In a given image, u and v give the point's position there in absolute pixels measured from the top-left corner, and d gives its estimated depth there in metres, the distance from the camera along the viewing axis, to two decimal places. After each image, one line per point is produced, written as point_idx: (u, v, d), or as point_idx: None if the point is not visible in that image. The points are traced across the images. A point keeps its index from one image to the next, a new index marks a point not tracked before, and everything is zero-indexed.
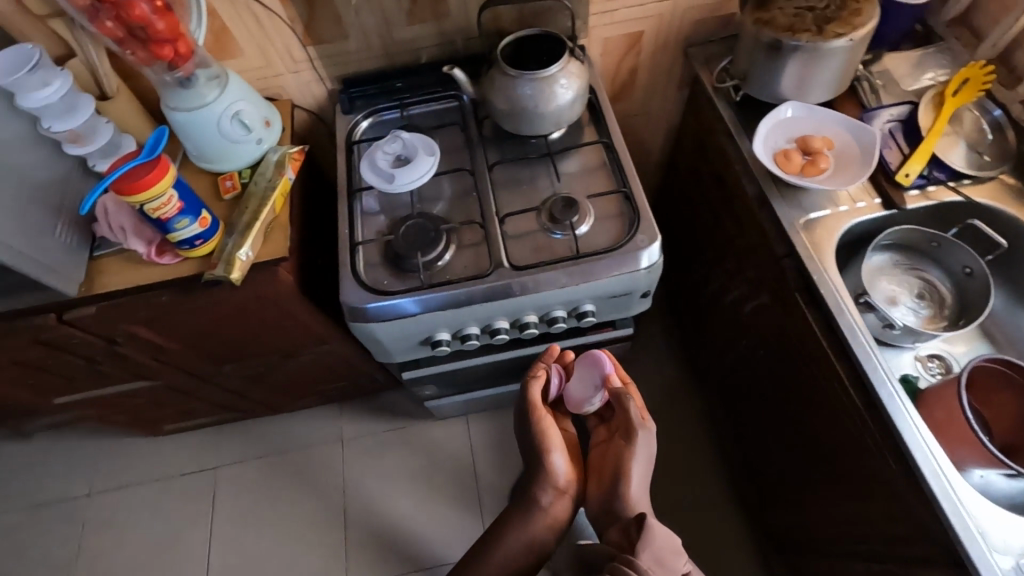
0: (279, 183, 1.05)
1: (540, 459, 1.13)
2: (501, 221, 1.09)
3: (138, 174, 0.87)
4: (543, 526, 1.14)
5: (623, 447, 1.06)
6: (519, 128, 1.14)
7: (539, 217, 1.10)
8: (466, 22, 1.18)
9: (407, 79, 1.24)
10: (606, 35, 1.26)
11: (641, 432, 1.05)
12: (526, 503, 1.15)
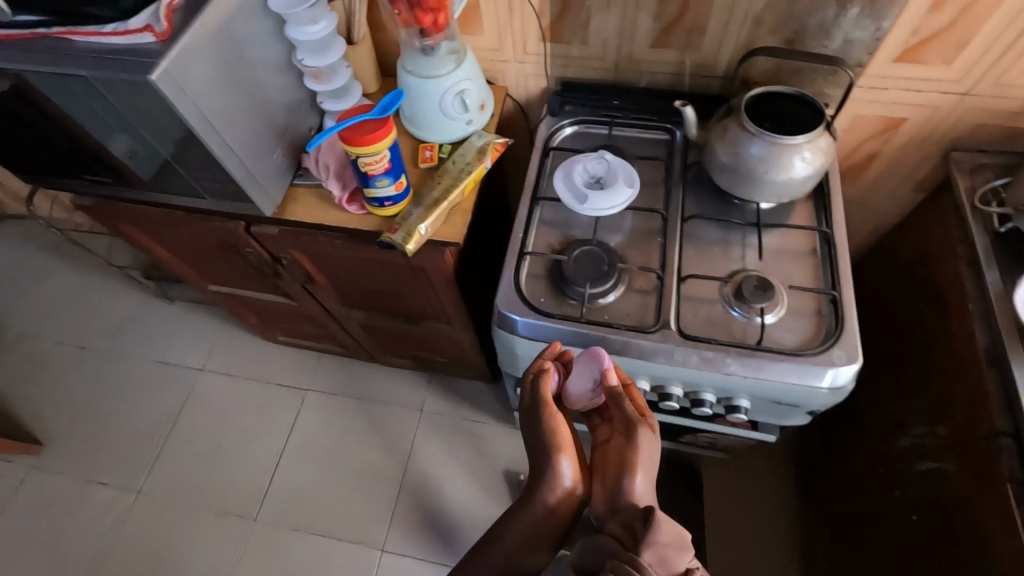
0: (475, 169, 1.04)
1: (538, 457, 0.86)
2: (681, 279, 1.00)
3: (364, 129, 0.89)
4: (541, 543, 0.84)
5: (625, 449, 0.81)
6: (732, 187, 1.03)
7: (724, 289, 0.99)
8: (713, 60, 1.08)
9: (626, 100, 1.18)
10: (862, 113, 1.11)
11: (645, 433, 0.81)
12: (524, 515, 0.84)
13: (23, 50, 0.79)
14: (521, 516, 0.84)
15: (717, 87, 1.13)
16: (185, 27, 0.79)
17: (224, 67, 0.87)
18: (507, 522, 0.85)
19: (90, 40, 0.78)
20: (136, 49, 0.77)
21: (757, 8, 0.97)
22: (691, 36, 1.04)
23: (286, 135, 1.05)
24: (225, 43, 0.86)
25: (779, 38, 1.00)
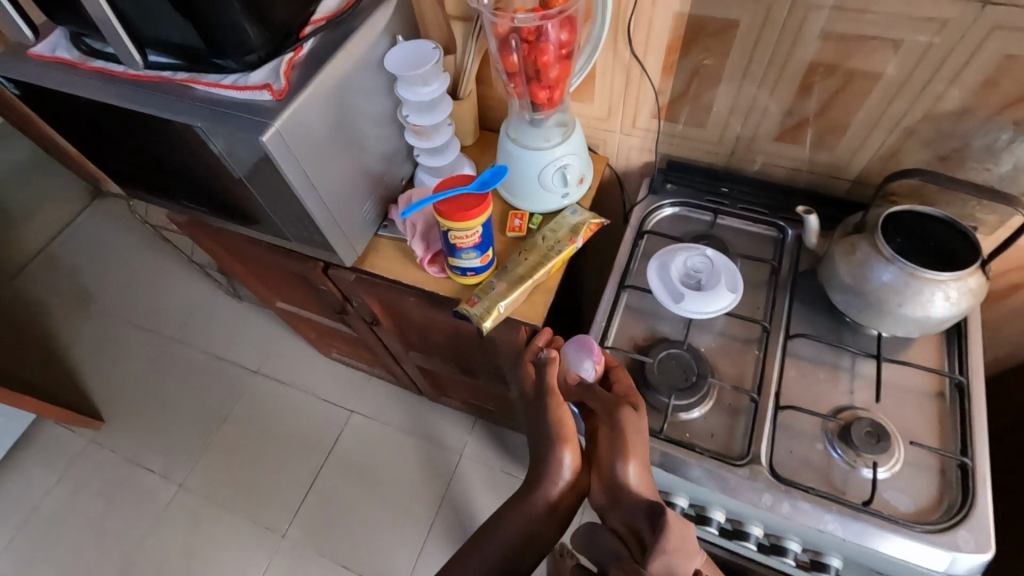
0: (566, 250, 0.98)
1: (536, 448, 0.78)
2: (778, 407, 0.89)
3: (462, 206, 0.84)
4: (537, 547, 0.75)
5: (615, 431, 0.74)
6: (851, 310, 0.92)
7: (827, 427, 0.88)
8: (846, 163, 0.97)
9: (737, 190, 1.09)
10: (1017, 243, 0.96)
11: (629, 411, 0.75)
12: (524, 513, 0.75)
13: (143, 91, 0.79)
14: (515, 515, 0.75)
15: (844, 189, 1.02)
16: (303, 87, 0.78)
17: (334, 124, 0.85)
18: (498, 525, 0.75)
19: (209, 91, 0.78)
20: (252, 106, 0.76)
21: (912, 119, 0.85)
22: (825, 135, 0.94)
23: (378, 187, 1.03)
24: (335, 101, 0.84)
25: (932, 154, 0.88)
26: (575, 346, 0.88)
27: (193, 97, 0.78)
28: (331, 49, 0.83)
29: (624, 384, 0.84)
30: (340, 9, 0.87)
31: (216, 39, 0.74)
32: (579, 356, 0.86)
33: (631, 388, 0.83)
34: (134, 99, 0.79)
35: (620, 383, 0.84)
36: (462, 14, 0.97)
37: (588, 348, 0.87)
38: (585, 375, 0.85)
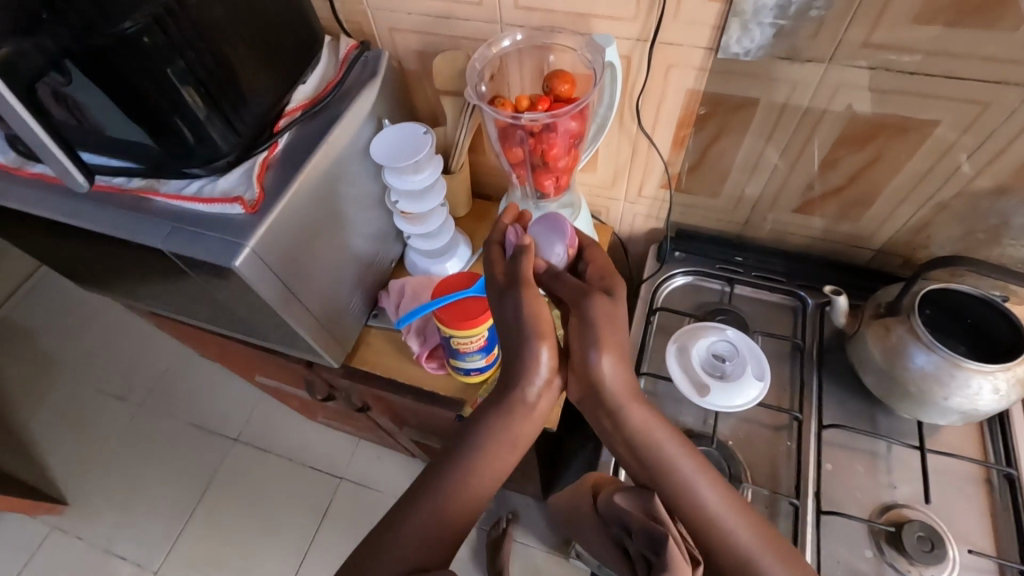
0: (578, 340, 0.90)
1: (505, 346, 0.65)
2: (820, 511, 0.81)
3: (464, 314, 0.75)
4: (510, 462, 0.67)
5: (591, 327, 0.63)
6: (888, 396, 0.84)
7: (873, 531, 0.80)
8: (870, 233, 0.91)
9: (751, 258, 1.03)
10: None
11: (604, 302, 0.63)
12: (499, 426, 0.65)
13: (91, 203, 0.69)
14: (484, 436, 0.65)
15: (866, 257, 0.96)
16: (280, 195, 0.68)
17: (317, 227, 0.75)
18: (463, 446, 0.66)
19: (169, 203, 0.68)
20: (221, 220, 0.66)
21: (945, 194, 0.80)
22: (849, 207, 0.88)
23: (367, 276, 0.93)
24: (319, 201, 0.74)
25: (963, 228, 0.82)
26: (544, 230, 0.70)
27: (150, 210, 0.67)
28: (310, 145, 0.73)
29: (598, 264, 0.69)
30: (318, 96, 0.78)
31: (174, 146, 0.66)
32: (551, 241, 0.69)
33: (606, 268, 0.69)
34: (81, 212, 0.68)
35: (593, 266, 0.69)
36: (453, 89, 0.87)
37: (559, 229, 0.70)
38: (557, 260, 0.69)
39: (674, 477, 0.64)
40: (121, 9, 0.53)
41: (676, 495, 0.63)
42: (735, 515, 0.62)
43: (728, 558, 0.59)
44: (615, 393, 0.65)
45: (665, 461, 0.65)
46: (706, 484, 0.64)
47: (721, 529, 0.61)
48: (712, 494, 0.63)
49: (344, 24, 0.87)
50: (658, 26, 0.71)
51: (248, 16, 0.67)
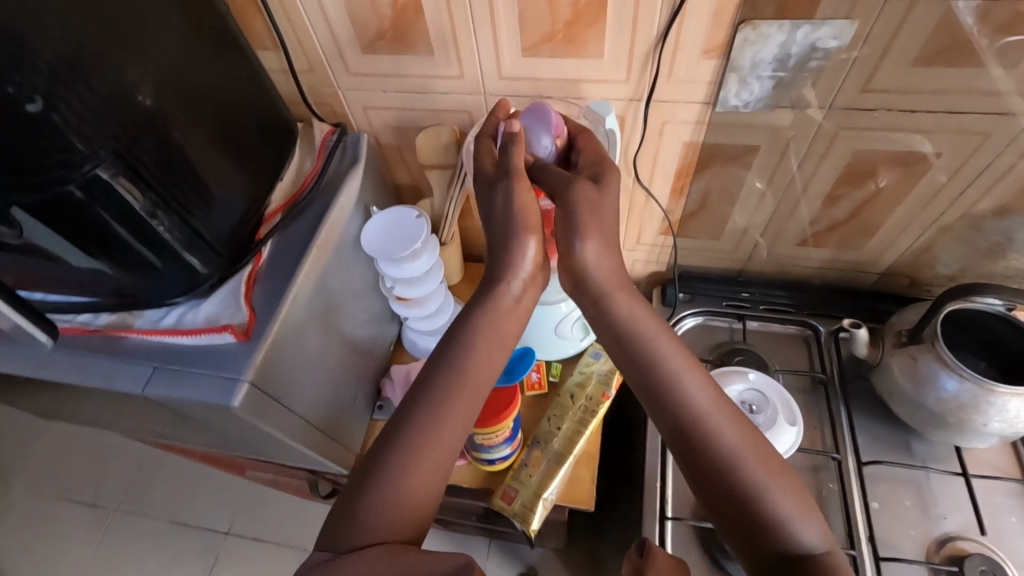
0: (601, 409, 0.84)
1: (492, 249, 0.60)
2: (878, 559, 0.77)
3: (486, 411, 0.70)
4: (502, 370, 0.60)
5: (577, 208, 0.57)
6: (923, 428, 0.83)
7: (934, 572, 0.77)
8: (874, 258, 0.90)
9: (757, 292, 1.01)
10: None
11: (591, 189, 0.58)
12: (484, 326, 0.58)
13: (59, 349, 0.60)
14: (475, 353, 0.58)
15: (870, 281, 0.95)
16: (271, 315, 0.61)
17: (311, 336, 0.68)
18: (442, 363, 0.57)
19: (148, 338, 0.60)
20: (210, 353, 0.59)
21: (949, 218, 0.79)
22: (852, 237, 0.87)
23: (367, 369, 0.86)
24: (312, 310, 0.68)
25: (968, 249, 0.82)
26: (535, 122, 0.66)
27: (129, 351, 0.60)
28: (296, 251, 0.67)
29: (593, 152, 0.64)
30: (298, 193, 0.72)
31: (154, 278, 0.60)
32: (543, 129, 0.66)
33: (599, 156, 0.64)
34: (48, 364, 0.60)
35: (587, 156, 0.64)
36: (438, 162, 0.82)
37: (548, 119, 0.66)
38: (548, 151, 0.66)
39: (663, 370, 0.57)
40: (82, 153, 0.48)
41: (662, 389, 0.56)
42: (727, 414, 0.55)
43: (714, 459, 0.52)
44: (606, 280, 0.59)
45: (659, 364, 0.57)
46: (699, 383, 0.56)
47: (708, 427, 0.54)
48: (707, 396, 0.56)
49: (314, 107, 0.81)
50: (652, 86, 0.68)
51: (220, 126, 0.62)
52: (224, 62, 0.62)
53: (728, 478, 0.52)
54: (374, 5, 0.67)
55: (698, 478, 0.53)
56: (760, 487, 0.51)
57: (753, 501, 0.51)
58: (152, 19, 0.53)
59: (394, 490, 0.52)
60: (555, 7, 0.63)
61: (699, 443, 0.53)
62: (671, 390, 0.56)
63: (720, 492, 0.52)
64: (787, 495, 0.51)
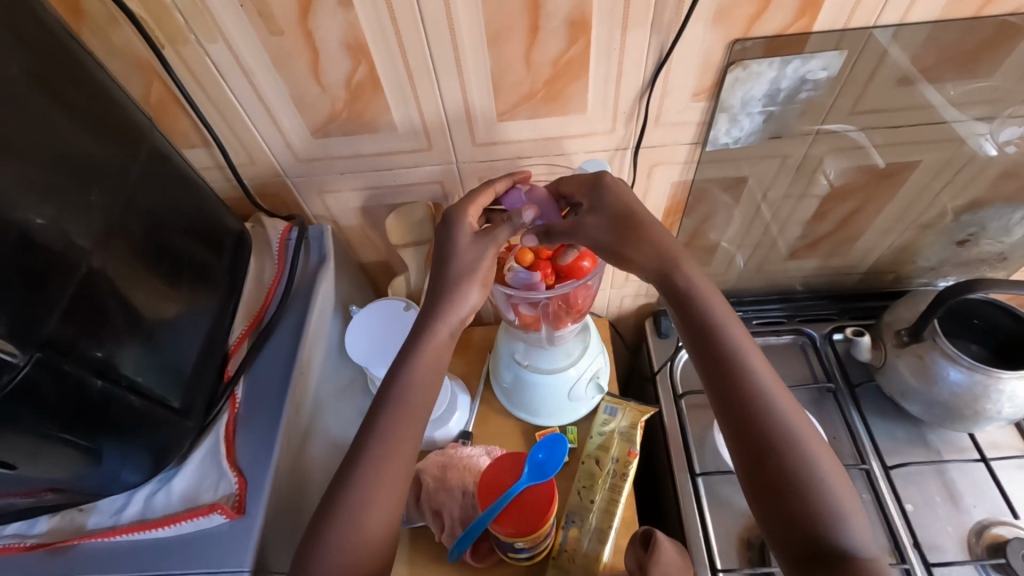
0: (631, 471, 0.74)
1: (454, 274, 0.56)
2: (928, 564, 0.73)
3: (535, 507, 0.64)
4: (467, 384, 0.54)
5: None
6: (935, 419, 0.81)
7: (982, 566, 0.73)
8: (857, 261, 0.90)
9: (749, 309, 0.97)
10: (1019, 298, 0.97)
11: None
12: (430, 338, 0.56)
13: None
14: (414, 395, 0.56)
15: (853, 281, 0.95)
16: (264, 476, 0.52)
17: (309, 475, 0.59)
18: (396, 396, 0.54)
19: (111, 539, 0.50)
20: (198, 544, 0.50)
21: (926, 216, 0.81)
22: (839, 245, 0.87)
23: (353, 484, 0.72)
24: (294, 447, 0.56)
25: (944, 242, 0.85)
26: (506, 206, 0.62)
27: (92, 560, 0.50)
28: (276, 384, 0.58)
29: (584, 186, 0.60)
30: (264, 311, 0.62)
31: (103, 468, 0.48)
32: (515, 206, 0.61)
33: (588, 183, 0.60)
34: None
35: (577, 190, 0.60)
36: (411, 239, 0.74)
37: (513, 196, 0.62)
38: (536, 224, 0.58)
39: (722, 339, 0.54)
40: (3, 361, 0.36)
41: (719, 358, 0.54)
42: (784, 395, 0.52)
43: (776, 448, 0.50)
44: None
45: (732, 341, 0.54)
46: (762, 364, 0.54)
47: (772, 416, 0.51)
48: (765, 373, 0.54)
49: (257, 199, 0.70)
50: (640, 134, 0.64)
51: (170, 265, 0.51)
52: (161, 186, 0.51)
53: (776, 459, 0.50)
54: (324, 85, 0.58)
55: (759, 470, 0.51)
56: (809, 474, 0.49)
57: (800, 488, 0.49)
58: (66, 160, 0.42)
59: (343, 550, 0.50)
60: (534, 67, 0.57)
61: (750, 418, 0.52)
62: (728, 359, 0.54)
63: (766, 472, 0.50)
64: (837, 486, 0.49)
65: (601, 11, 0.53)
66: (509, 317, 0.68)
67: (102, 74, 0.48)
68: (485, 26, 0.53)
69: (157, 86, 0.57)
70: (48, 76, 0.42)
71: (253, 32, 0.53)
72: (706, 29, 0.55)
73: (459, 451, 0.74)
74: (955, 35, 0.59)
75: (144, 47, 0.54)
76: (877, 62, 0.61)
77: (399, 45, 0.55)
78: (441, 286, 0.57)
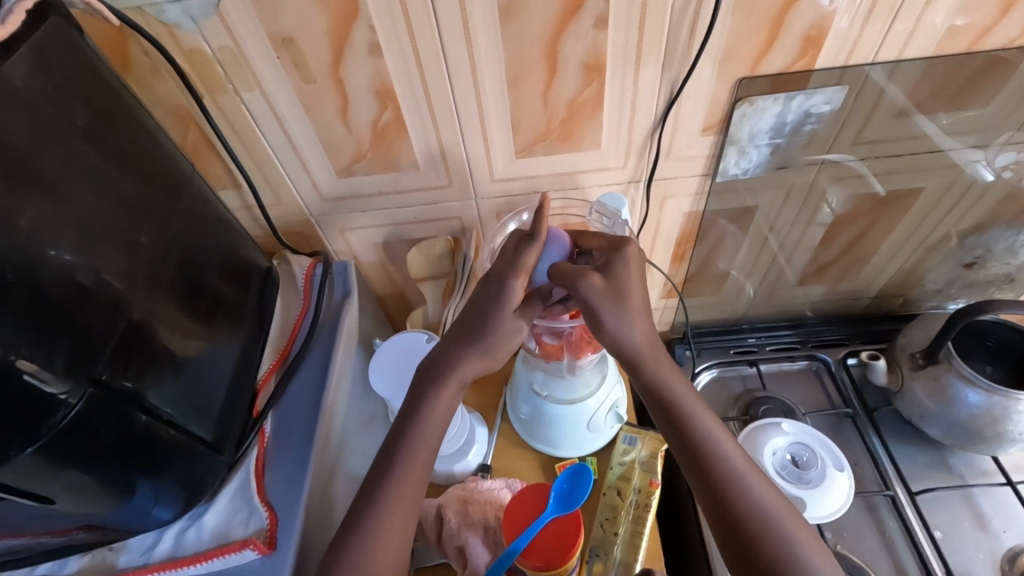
0: (654, 502, 0.73)
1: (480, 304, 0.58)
2: None
3: (561, 539, 0.64)
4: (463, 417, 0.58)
5: (611, 289, 0.56)
6: (952, 442, 0.80)
7: None
8: (866, 286, 0.92)
9: (762, 335, 0.98)
10: None
11: (598, 282, 0.55)
12: (453, 362, 0.58)
13: None
14: (436, 424, 0.57)
15: (863, 305, 0.96)
16: (294, 510, 0.52)
17: (333, 510, 0.59)
18: (418, 428, 0.56)
19: None
20: None
21: (931, 240, 0.83)
22: (847, 270, 0.89)
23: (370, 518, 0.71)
24: (320, 483, 0.56)
25: (950, 265, 0.87)
26: (544, 245, 0.59)
27: None
28: (303, 420, 0.58)
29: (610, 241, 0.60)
30: (291, 345, 0.63)
31: (134, 505, 0.47)
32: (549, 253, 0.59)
33: (615, 241, 0.59)
34: None
35: (598, 251, 0.59)
36: (429, 273, 0.76)
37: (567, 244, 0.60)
38: (538, 285, 0.61)
39: (691, 426, 0.56)
40: (58, 396, 0.38)
41: (693, 446, 0.55)
42: (752, 471, 0.54)
43: (753, 528, 0.51)
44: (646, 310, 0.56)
45: (698, 422, 0.56)
46: (729, 441, 0.56)
47: (745, 495, 0.52)
48: (736, 454, 0.55)
49: (282, 237, 0.72)
50: (652, 167, 0.67)
51: (204, 303, 0.52)
52: (198, 226, 0.54)
53: (758, 542, 0.51)
54: (351, 128, 0.61)
55: (741, 551, 0.51)
56: (792, 553, 0.50)
57: (782, 565, 0.49)
58: (113, 206, 0.44)
59: None
60: (550, 106, 0.60)
61: (728, 505, 0.52)
62: (701, 447, 0.55)
63: (750, 555, 0.50)
64: (820, 562, 0.50)
65: (614, 55, 0.56)
66: (528, 346, 0.69)
67: (150, 123, 0.50)
68: (505, 70, 0.57)
69: (193, 133, 0.60)
70: (102, 129, 0.45)
71: (287, 82, 0.56)
72: (714, 70, 0.58)
73: (479, 485, 0.74)
74: (949, 68, 0.61)
75: (184, 97, 0.57)
76: (877, 96, 0.64)
77: (424, 90, 0.58)
78: (468, 319, 0.58)
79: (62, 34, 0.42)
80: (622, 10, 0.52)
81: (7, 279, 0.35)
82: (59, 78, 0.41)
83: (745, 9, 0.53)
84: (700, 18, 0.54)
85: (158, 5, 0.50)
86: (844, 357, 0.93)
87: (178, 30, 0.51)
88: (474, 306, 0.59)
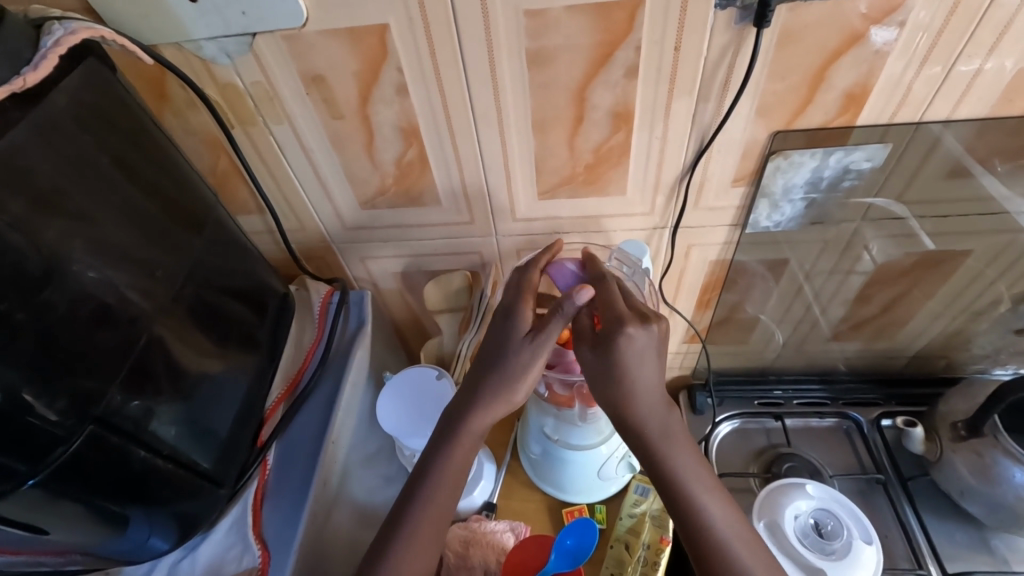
0: (664, 560, 0.68)
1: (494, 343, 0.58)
2: None
3: None
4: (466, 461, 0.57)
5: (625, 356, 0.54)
6: (994, 521, 0.74)
7: None
8: (905, 346, 0.86)
9: (789, 388, 0.93)
10: None
11: (589, 355, 0.56)
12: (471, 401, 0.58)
13: None
14: (444, 465, 0.57)
15: (901, 364, 0.90)
16: (288, 551, 0.52)
17: (334, 546, 0.58)
18: (426, 475, 0.57)
19: None
20: None
21: (978, 303, 0.78)
22: (885, 329, 0.84)
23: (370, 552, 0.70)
24: (315, 523, 0.55)
25: (999, 329, 0.81)
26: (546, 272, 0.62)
27: None
28: (308, 454, 0.58)
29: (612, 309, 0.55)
30: (301, 374, 0.63)
31: (129, 536, 0.47)
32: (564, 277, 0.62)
33: (619, 319, 0.54)
34: None
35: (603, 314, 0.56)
36: (446, 306, 0.76)
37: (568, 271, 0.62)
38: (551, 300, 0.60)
39: (694, 496, 0.55)
40: (54, 431, 0.38)
41: (692, 516, 0.54)
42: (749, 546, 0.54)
43: None
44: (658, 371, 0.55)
45: (699, 493, 0.55)
46: (728, 514, 0.55)
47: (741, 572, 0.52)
48: (734, 528, 0.54)
49: (303, 263, 0.73)
50: (679, 215, 0.65)
51: (218, 337, 0.52)
52: (219, 258, 0.54)
53: None
54: (376, 163, 0.61)
55: None
56: None
57: None
58: (138, 238, 0.45)
59: None
60: (576, 152, 0.59)
61: None
62: (699, 518, 0.54)
63: None
64: None
65: (643, 104, 0.55)
66: (540, 391, 0.69)
67: (178, 159, 0.51)
68: (531, 115, 0.56)
69: (223, 161, 0.61)
70: (135, 161, 0.46)
71: (317, 118, 0.57)
72: (749, 122, 0.56)
73: (483, 525, 0.70)
74: (1006, 129, 0.58)
75: (216, 127, 0.58)
76: (924, 152, 0.60)
77: (448, 130, 0.58)
78: (490, 362, 0.58)
79: (95, 73, 0.43)
80: (653, 61, 0.51)
81: (16, 320, 0.35)
82: (92, 116, 0.42)
83: (783, 64, 0.51)
84: (735, 71, 0.52)
85: (196, 41, 0.51)
86: (876, 418, 0.88)
87: (214, 65, 0.53)
88: (491, 352, 0.58)
